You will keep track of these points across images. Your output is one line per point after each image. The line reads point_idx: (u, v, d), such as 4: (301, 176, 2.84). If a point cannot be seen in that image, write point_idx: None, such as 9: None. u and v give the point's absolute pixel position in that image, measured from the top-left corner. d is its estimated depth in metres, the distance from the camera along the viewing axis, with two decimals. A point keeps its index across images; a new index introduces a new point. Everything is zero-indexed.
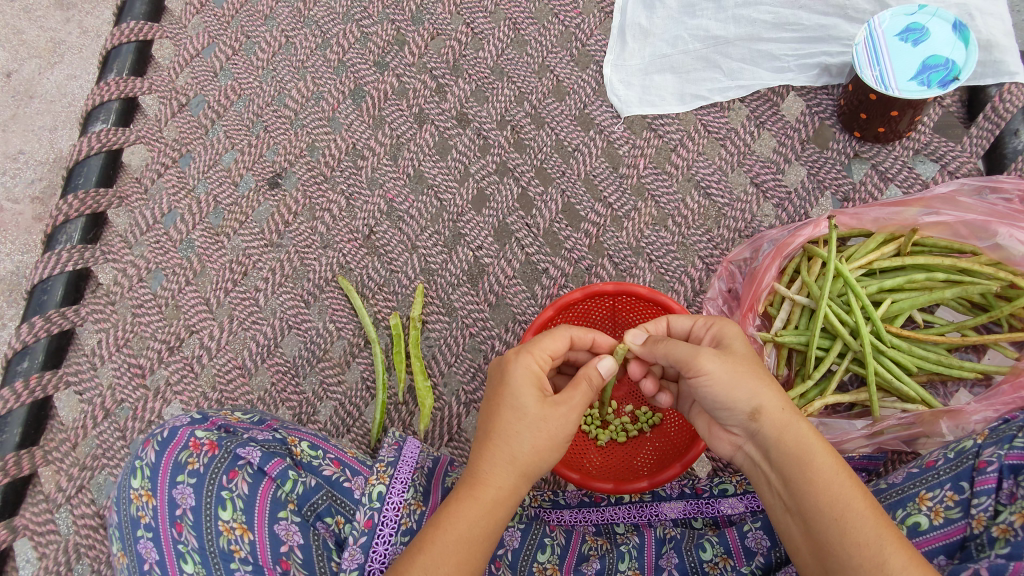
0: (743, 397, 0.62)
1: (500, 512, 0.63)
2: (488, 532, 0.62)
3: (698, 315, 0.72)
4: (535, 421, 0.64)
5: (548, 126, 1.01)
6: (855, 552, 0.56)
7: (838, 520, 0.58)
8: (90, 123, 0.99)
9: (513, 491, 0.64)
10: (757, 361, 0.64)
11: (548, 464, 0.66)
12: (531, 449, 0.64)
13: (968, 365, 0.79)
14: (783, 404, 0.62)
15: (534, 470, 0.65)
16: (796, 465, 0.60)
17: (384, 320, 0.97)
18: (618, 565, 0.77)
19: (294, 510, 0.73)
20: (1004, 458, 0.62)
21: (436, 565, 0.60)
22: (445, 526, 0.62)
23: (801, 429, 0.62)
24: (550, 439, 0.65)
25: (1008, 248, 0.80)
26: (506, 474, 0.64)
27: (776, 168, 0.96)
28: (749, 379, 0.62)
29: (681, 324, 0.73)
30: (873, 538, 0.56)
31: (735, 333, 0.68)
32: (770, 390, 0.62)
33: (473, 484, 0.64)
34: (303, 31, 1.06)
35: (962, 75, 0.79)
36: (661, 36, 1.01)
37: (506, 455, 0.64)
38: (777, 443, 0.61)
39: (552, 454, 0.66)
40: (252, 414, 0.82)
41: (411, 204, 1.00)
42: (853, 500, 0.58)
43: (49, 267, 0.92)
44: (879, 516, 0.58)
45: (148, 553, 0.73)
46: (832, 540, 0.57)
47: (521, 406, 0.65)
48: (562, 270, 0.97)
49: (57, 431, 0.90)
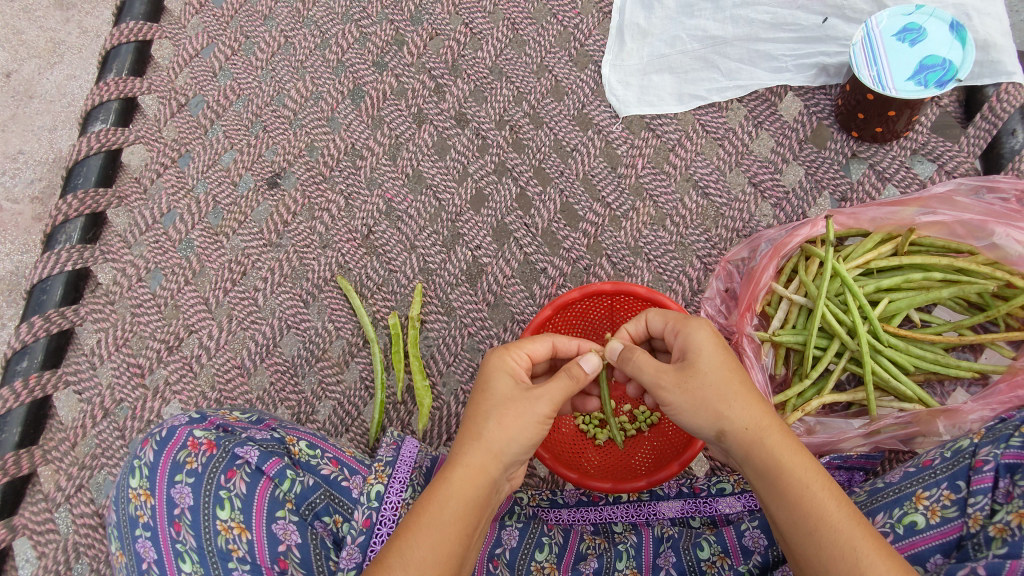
0: (704, 421, 0.64)
1: (470, 492, 0.62)
2: (461, 516, 0.61)
3: (668, 314, 0.71)
4: (504, 399, 0.66)
5: (547, 126, 1.01)
6: (831, 564, 0.56)
7: (814, 531, 0.58)
8: (89, 123, 0.99)
9: (483, 469, 0.63)
10: (725, 369, 0.64)
11: (521, 445, 0.64)
12: (498, 427, 0.64)
13: (966, 365, 0.79)
14: (750, 420, 0.62)
15: (506, 451, 0.64)
16: (769, 480, 0.61)
17: (383, 320, 0.97)
18: (616, 564, 0.77)
19: (292, 509, 0.73)
20: (1001, 456, 0.62)
21: (411, 556, 0.59)
22: (427, 510, 0.61)
23: (773, 442, 0.62)
24: (517, 417, 0.64)
25: (1005, 247, 0.80)
26: (474, 453, 0.63)
27: (774, 168, 0.96)
28: (706, 401, 0.63)
29: (656, 321, 0.72)
30: (849, 547, 0.56)
31: (701, 333, 0.66)
32: (734, 407, 0.63)
33: (448, 468, 0.63)
34: (303, 31, 1.06)
35: (958, 75, 0.79)
36: (660, 36, 1.01)
37: (473, 437, 0.64)
38: (749, 457, 0.62)
39: (523, 432, 0.64)
40: (251, 414, 0.82)
41: (410, 204, 1.00)
42: (828, 510, 0.58)
43: (49, 267, 0.93)
44: (859, 526, 0.57)
45: (146, 552, 0.72)
46: (809, 553, 0.58)
47: (491, 390, 0.67)
48: (560, 270, 0.97)
49: (56, 430, 0.90)
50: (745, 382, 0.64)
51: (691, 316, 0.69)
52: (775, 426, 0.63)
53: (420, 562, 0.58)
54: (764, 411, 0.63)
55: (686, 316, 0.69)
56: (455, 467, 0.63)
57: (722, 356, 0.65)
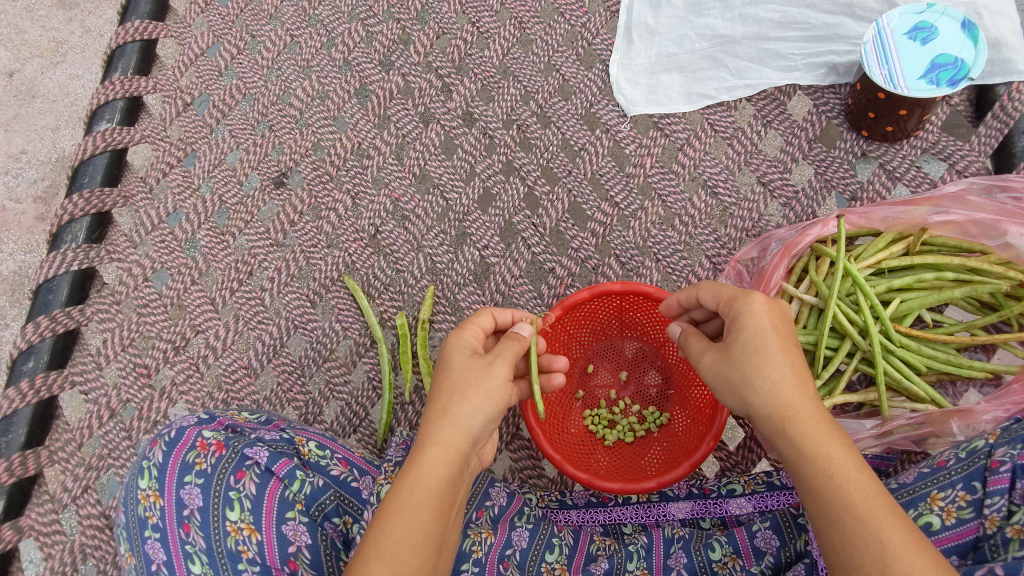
0: (735, 402, 0.66)
1: (444, 468, 0.62)
2: (433, 491, 0.61)
3: (720, 292, 0.70)
4: (462, 371, 0.67)
5: (554, 125, 1.01)
6: (855, 555, 0.57)
7: (838, 520, 0.59)
8: (95, 122, 0.99)
9: (452, 443, 0.63)
10: (758, 350, 0.64)
11: (486, 412, 0.65)
12: (459, 397, 0.65)
13: (978, 365, 0.78)
14: (776, 405, 0.63)
15: (470, 419, 0.64)
16: (796, 466, 0.62)
17: (390, 320, 0.97)
18: (627, 565, 0.77)
19: (302, 510, 0.72)
20: (1017, 457, 0.61)
21: (385, 535, 0.59)
22: (399, 492, 0.61)
23: (803, 427, 0.62)
24: (478, 385, 0.65)
25: (1018, 247, 0.80)
26: (438, 427, 0.64)
27: (783, 168, 0.96)
28: (734, 385, 0.65)
29: (707, 298, 0.72)
30: (874, 539, 0.57)
31: (748, 314, 0.66)
32: (760, 389, 0.63)
33: (417, 448, 0.64)
34: (308, 30, 1.06)
35: (971, 73, 0.78)
36: (667, 35, 1.01)
37: (435, 413, 0.65)
38: (778, 441, 0.63)
39: (483, 400, 0.65)
40: (260, 414, 0.81)
41: (417, 203, 1.00)
42: (857, 501, 0.59)
43: (55, 266, 0.92)
44: (888, 519, 0.57)
45: (155, 554, 0.72)
46: (833, 539, 0.59)
47: (449, 367, 0.68)
48: (568, 270, 0.97)
49: (62, 431, 0.90)
50: (782, 364, 0.64)
51: (741, 293, 0.68)
52: (808, 411, 0.62)
53: (398, 543, 0.58)
54: (800, 394, 0.63)
55: (739, 291, 0.68)
56: (423, 447, 0.63)
57: (762, 337, 0.64)
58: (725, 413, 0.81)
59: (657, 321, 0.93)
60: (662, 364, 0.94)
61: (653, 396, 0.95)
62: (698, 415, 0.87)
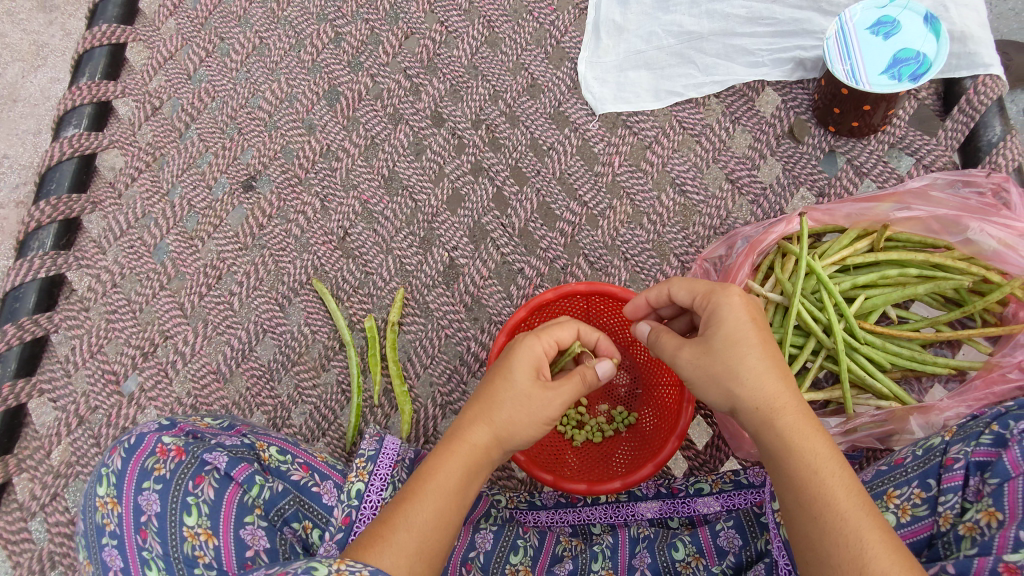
0: (720, 398, 0.65)
1: (474, 468, 0.67)
2: (465, 490, 0.66)
3: (695, 286, 0.69)
4: (522, 397, 0.68)
5: (523, 124, 1.00)
6: (834, 551, 0.56)
7: (819, 517, 0.58)
8: (62, 127, 0.98)
9: (488, 450, 0.68)
10: (739, 343, 0.64)
11: (522, 441, 0.69)
12: (510, 420, 0.68)
13: (942, 361, 0.78)
14: (761, 399, 0.63)
15: (509, 441, 0.68)
16: (780, 460, 0.61)
17: (359, 322, 0.97)
18: (592, 565, 0.76)
19: (261, 515, 0.72)
20: (972, 454, 0.61)
21: (415, 518, 0.62)
22: (433, 478, 0.65)
23: (790, 422, 0.62)
24: (527, 417, 0.68)
25: (979, 242, 0.80)
26: (480, 434, 0.68)
27: (751, 164, 0.95)
28: (716, 380, 0.65)
29: (680, 293, 0.71)
30: (853, 537, 0.56)
31: (727, 307, 0.65)
32: (746, 381, 0.63)
33: (450, 439, 0.68)
34: (277, 32, 1.05)
35: (933, 67, 0.78)
36: (636, 31, 1.01)
37: (484, 425, 0.68)
38: (763, 435, 0.63)
39: (531, 426, 0.68)
40: (223, 419, 0.81)
41: (386, 204, 0.99)
42: (839, 498, 0.58)
43: (21, 274, 0.92)
44: (869, 516, 0.57)
45: (112, 561, 0.71)
46: (811, 536, 0.58)
47: (512, 381, 0.68)
48: (537, 270, 0.97)
49: (31, 439, 0.90)
50: (764, 358, 0.64)
51: (717, 286, 0.67)
52: (793, 406, 0.62)
53: (424, 526, 0.62)
54: (784, 388, 0.63)
55: (717, 285, 0.68)
56: (467, 453, 0.67)
57: (741, 329, 0.64)
58: (689, 414, 0.82)
59: (624, 321, 0.93)
60: (630, 364, 0.94)
61: (622, 397, 0.95)
62: (664, 414, 0.87)
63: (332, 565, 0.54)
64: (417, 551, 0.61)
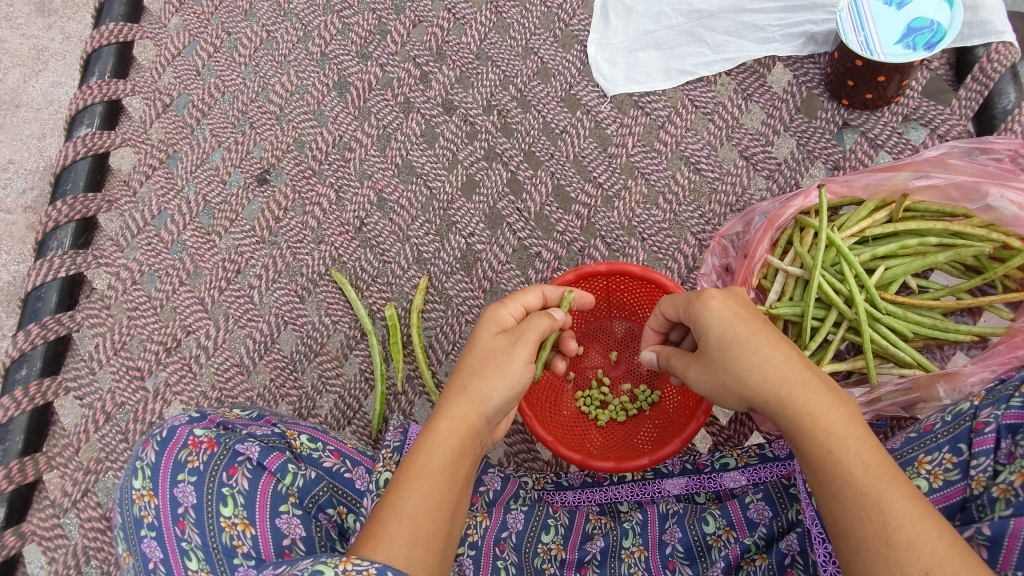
0: (737, 401, 0.66)
1: (456, 440, 0.64)
2: (452, 468, 0.63)
3: (676, 300, 0.72)
4: (485, 350, 0.69)
5: (535, 108, 1.00)
6: (858, 525, 0.56)
7: (839, 494, 0.57)
8: (74, 127, 0.98)
9: (466, 418, 0.66)
10: (733, 343, 0.65)
11: (503, 396, 0.67)
12: (479, 377, 0.67)
13: (964, 329, 0.79)
14: (772, 389, 0.63)
15: (487, 400, 0.66)
16: (799, 443, 0.61)
17: (380, 311, 0.97)
18: (622, 542, 0.78)
19: (296, 502, 0.73)
20: (1002, 418, 0.61)
21: (401, 504, 0.60)
22: (415, 462, 0.63)
23: (801, 404, 0.61)
24: (496, 367, 0.67)
25: (999, 209, 0.80)
26: (456, 403, 0.66)
27: (765, 140, 0.96)
28: (723, 378, 0.66)
29: (669, 311, 0.74)
30: (875, 510, 0.55)
31: (707, 309, 0.67)
32: (753, 378, 0.64)
33: (432, 421, 0.66)
34: (284, 25, 1.05)
35: (948, 36, 0.78)
36: (645, 12, 1.01)
37: (469, 394, 0.67)
38: (782, 420, 0.63)
39: (502, 381, 0.67)
40: (251, 411, 0.82)
41: (401, 193, 1.00)
42: (858, 473, 0.57)
43: (42, 274, 0.92)
44: (892, 486, 0.55)
45: (152, 552, 0.72)
46: (835, 512, 0.58)
47: (474, 346, 0.70)
48: (554, 253, 0.97)
49: (60, 437, 0.90)
50: (762, 348, 0.64)
51: (695, 295, 0.69)
52: (800, 387, 0.62)
53: (413, 513, 0.60)
54: (790, 372, 0.63)
55: (693, 294, 0.69)
56: (458, 428, 0.65)
57: (729, 328, 0.65)
58: None
59: (643, 299, 0.93)
60: None
61: (644, 375, 0.95)
62: (687, 392, 0.87)
63: (338, 566, 0.53)
64: (411, 544, 0.58)
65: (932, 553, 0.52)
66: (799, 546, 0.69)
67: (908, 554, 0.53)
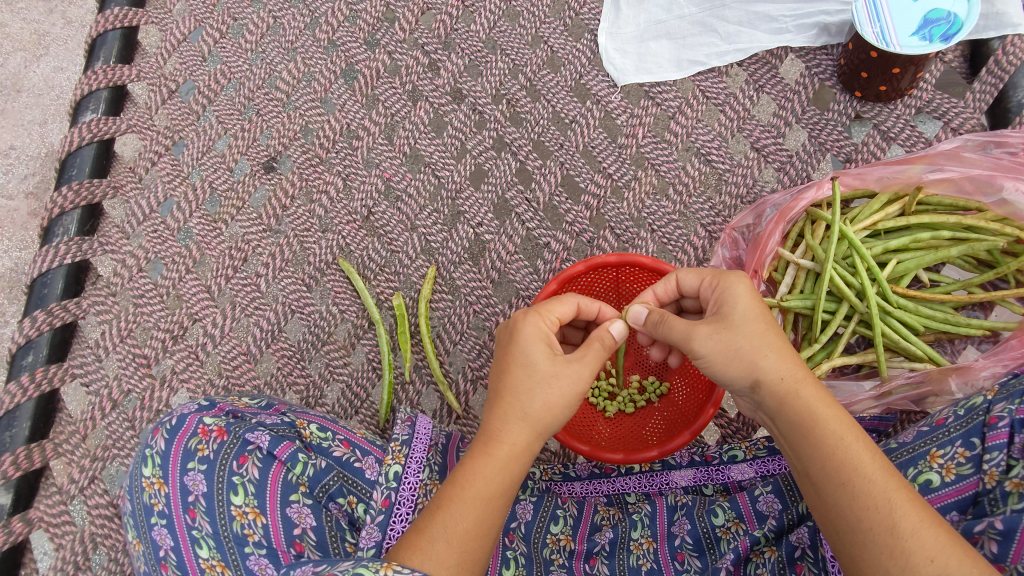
0: (741, 373, 0.63)
1: (514, 467, 0.65)
2: (504, 489, 0.64)
3: (704, 271, 0.70)
4: (549, 377, 0.66)
5: (544, 98, 0.99)
6: (864, 515, 0.56)
7: (847, 483, 0.58)
8: (79, 113, 0.97)
9: (526, 445, 0.66)
10: (758, 321, 0.64)
11: (559, 421, 0.67)
12: (543, 406, 0.66)
13: (976, 323, 0.79)
14: (788, 372, 0.62)
15: (548, 428, 0.67)
16: (803, 433, 0.61)
17: (387, 300, 0.97)
18: (631, 533, 0.77)
19: (306, 492, 0.72)
20: (1016, 412, 0.61)
21: (455, 523, 0.61)
22: (468, 484, 0.63)
23: (810, 394, 0.62)
24: (561, 394, 0.66)
25: (1014, 202, 0.80)
26: (518, 430, 0.66)
27: (776, 132, 0.95)
28: (742, 352, 0.63)
29: (688, 279, 0.71)
30: (882, 500, 0.56)
31: (739, 286, 0.66)
32: (771, 359, 0.63)
33: (491, 445, 0.65)
34: (291, 11, 1.04)
35: (965, 27, 0.77)
36: (656, 1, 0.99)
37: (535, 420, 0.66)
38: (787, 408, 0.62)
39: (564, 407, 0.67)
40: (260, 399, 0.81)
41: (409, 182, 0.99)
42: (866, 463, 0.58)
43: (48, 260, 0.92)
44: (893, 477, 0.57)
45: (163, 540, 0.72)
46: (840, 502, 0.58)
47: (532, 364, 0.67)
48: (563, 244, 0.96)
49: (66, 423, 0.90)
50: (780, 336, 0.64)
51: (727, 271, 0.68)
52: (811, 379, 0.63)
53: (463, 534, 0.61)
54: (802, 366, 0.64)
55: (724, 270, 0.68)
56: (519, 459, 0.65)
57: (753, 306, 0.65)
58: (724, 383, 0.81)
59: None
60: None
61: (653, 366, 0.95)
62: (697, 384, 0.88)
63: (379, 571, 0.52)
64: (460, 560, 0.60)
65: (935, 541, 0.54)
66: (810, 539, 0.69)
67: (912, 542, 0.54)
